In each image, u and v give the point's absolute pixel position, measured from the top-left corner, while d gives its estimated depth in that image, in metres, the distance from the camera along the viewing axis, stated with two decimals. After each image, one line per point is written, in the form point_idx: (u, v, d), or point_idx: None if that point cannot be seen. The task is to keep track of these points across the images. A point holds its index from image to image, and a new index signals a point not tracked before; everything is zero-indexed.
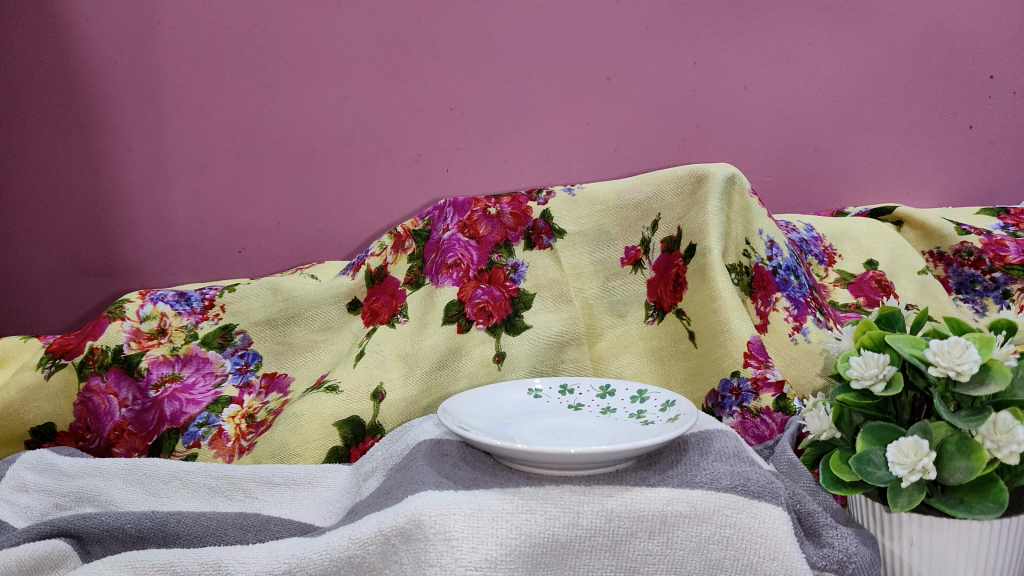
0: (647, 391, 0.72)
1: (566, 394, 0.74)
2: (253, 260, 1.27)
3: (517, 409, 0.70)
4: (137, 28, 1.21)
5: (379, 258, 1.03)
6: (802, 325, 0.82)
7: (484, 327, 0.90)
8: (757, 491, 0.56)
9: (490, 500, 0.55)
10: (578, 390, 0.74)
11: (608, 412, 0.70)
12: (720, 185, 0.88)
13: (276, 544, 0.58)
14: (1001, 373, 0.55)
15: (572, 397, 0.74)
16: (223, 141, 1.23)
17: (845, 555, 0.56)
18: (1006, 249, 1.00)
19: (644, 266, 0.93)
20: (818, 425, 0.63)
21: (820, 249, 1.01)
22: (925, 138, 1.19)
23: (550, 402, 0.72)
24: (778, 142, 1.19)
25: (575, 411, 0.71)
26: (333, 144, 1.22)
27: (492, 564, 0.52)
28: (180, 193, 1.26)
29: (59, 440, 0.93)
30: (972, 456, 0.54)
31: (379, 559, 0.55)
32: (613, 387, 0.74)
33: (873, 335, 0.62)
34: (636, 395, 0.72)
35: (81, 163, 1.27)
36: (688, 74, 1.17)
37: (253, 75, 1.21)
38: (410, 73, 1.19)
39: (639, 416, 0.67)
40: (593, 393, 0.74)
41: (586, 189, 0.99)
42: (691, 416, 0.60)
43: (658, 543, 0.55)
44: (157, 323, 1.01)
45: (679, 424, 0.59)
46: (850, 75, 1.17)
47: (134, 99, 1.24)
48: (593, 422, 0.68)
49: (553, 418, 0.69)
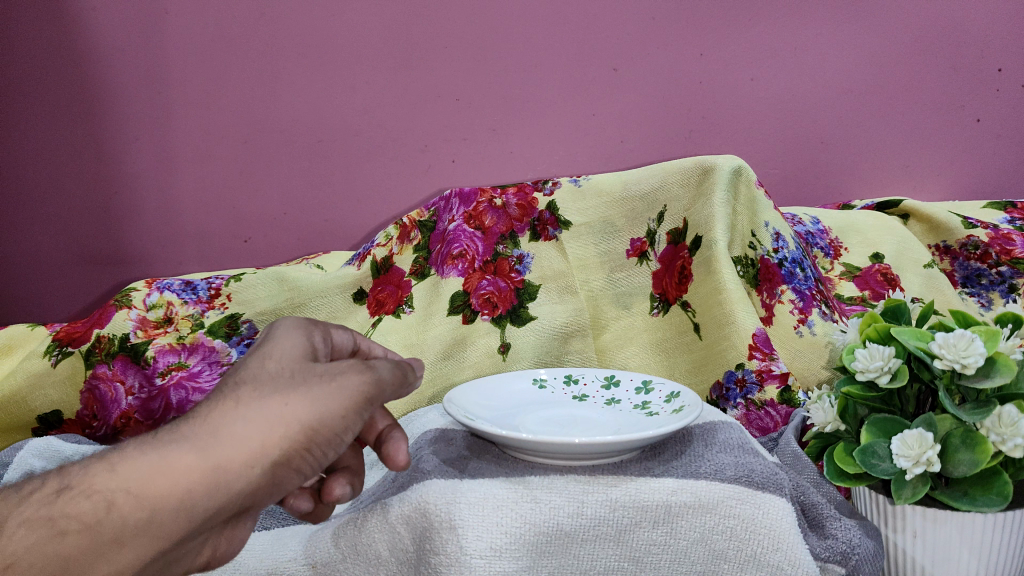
0: (652, 383, 0.72)
1: (571, 384, 0.74)
2: (259, 250, 1.28)
3: (522, 399, 0.71)
4: (144, 18, 1.21)
5: (385, 248, 1.02)
6: (807, 318, 0.82)
7: (490, 317, 0.92)
8: (761, 482, 0.56)
9: (496, 489, 0.56)
10: (582, 381, 0.75)
11: (612, 403, 0.70)
12: (726, 177, 0.87)
13: (283, 536, 0.61)
14: (1007, 366, 0.55)
15: (577, 387, 0.74)
16: (229, 132, 1.23)
17: (848, 547, 0.56)
18: (1012, 243, 0.99)
19: (649, 258, 0.93)
20: (823, 417, 0.64)
21: (826, 242, 1.01)
22: (932, 132, 1.18)
23: (555, 392, 0.73)
24: (785, 135, 1.19)
25: (580, 401, 0.71)
26: (339, 135, 1.22)
27: (497, 552, 0.53)
28: (186, 183, 1.26)
29: (66, 427, 0.95)
30: (976, 449, 0.54)
31: (385, 548, 0.55)
32: (618, 378, 0.74)
33: (879, 328, 0.62)
34: (641, 386, 0.72)
35: (86, 154, 1.28)
36: (694, 68, 1.17)
37: (259, 66, 1.21)
38: (416, 64, 1.19)
39: (644, 407, 0.68)
40: (598, 384, 0.74)
41: (593, 180, 0.99)
42: (696, 407, 0.60)
43: (662, 533, 0.55)
44: (163, 312, 1.01)
45: (684, 415, 0.59)
46: (859, 68, 1.16)
47: (140, 89, 1.24)
48: (597, 413, 0.68)
49: (556, 408, 0.69)
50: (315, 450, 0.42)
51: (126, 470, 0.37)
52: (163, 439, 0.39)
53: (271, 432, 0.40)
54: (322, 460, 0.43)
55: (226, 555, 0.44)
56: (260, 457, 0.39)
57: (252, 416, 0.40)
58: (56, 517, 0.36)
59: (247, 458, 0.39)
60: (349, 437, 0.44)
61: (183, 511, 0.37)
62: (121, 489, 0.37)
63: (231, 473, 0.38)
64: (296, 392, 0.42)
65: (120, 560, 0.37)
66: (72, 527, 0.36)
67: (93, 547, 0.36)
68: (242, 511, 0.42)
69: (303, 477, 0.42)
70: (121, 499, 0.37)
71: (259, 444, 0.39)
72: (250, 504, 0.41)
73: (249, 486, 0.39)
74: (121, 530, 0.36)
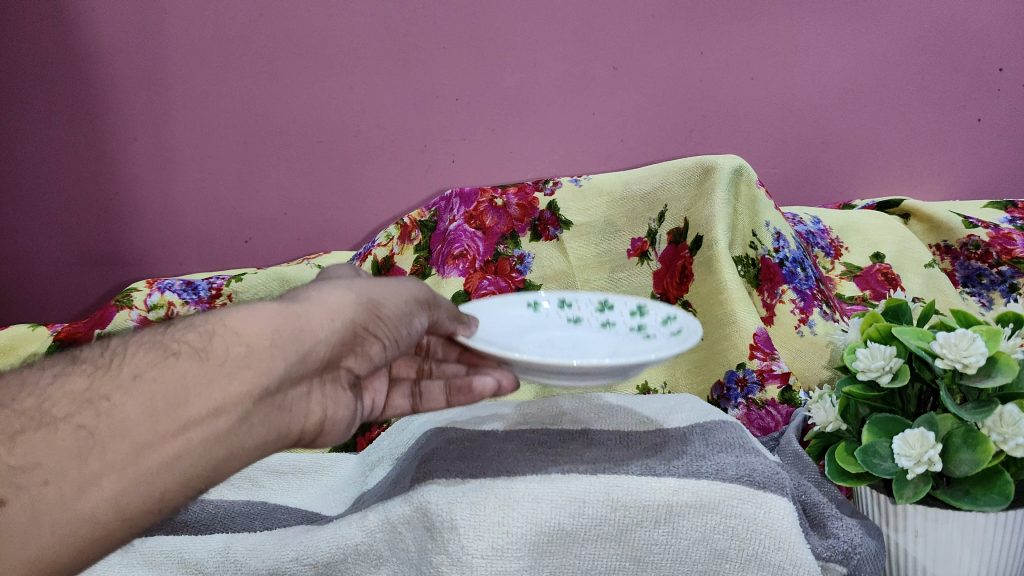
0: (647, 305, 0.71)
1: (565, 308, 0.74)
2: (260, 251, 1.31)
3: (520, 322, 0.70)
4: (138, 18, 1.20)
5: (385, 248, 1.03)
6: (808, 317, 0.81)
7: None
8: (762, 482, 0.56)
9: (497, 488, 0.56)
10: (576, 305, 0.74)
11: (608, 325, 0.71)
12: (727, 176, 0.87)
13: (284, 533, 0.61)
14: (1008, 365, 0.55)
15: (570, 311, 0.74)
16: (227, 133, 1.24)
17: (850, 546, 0.55)
18: (1014, 242, 0.99)
19: (650, 258, 0.93)
20: (824, 416, 0.63)
21: (826, 242, 1.01)
22: (933, 133, 1.18)
23: (550, 315, 0.73)
24: (786, 135, 1.19)
25: (575, 324, 0.71)
26: (339, 136, 1.23)
27: (498, 553, 0.54)
28: (187, 184, 1.27)
29: None
30: (978, 449, 0.54)
31: (386, 546, 0.57)
32: (612, 302, 0.74)
33: (880, 328, 0.62)
34: (637, 309, 0.71)
35: (84, 156, 1.28)
36: (693, 68, 1.16)
37: (256, 67, 1.20)
38: (414, 64, 1.18)
39: (640, 329, 0.68)
40: (592, 307, 0.74)
41: (592, 180, 0.99)
42: (694, 332, 0.58)
43: (663, 532, 0.55)
44: (164, 312, 1.00)
45: (684, 339, 0.57)
46: (858, 67, 1.15)
47: (136, 91, 1.23)
48: (595, 335, 0.69)
49: (551, 330, 0.69)
50: (384, 319, 0.51)
51: (224, 312, 0.46)
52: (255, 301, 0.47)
53: (344, 295, 0.49)
54: (393, 328, 0.52)
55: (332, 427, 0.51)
56: (342, 311, 0.48)
57: (328, 284, 0.50)
58: (167, 343, 0.43)
59: (329, 314, 0.48)
60: (412, 316, 0.54)
61: (282, 342, 0.45)
62: (220, 323, 0.44)
63: (318, 319, 0.47)
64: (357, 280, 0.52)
65: (235, 385, 0.42)
66: (184, 351, 0.43)
67: (203, 366, 0.42)
68: (333, 372, 0.50)
69: (379, 340, 0.51)
70: (223, 331, 0.44)
71: (337, 303, 0.49)
72: (336, 355, 0.49)
73: (337, 335, 0.48)
74: (231, 355, 0.43)
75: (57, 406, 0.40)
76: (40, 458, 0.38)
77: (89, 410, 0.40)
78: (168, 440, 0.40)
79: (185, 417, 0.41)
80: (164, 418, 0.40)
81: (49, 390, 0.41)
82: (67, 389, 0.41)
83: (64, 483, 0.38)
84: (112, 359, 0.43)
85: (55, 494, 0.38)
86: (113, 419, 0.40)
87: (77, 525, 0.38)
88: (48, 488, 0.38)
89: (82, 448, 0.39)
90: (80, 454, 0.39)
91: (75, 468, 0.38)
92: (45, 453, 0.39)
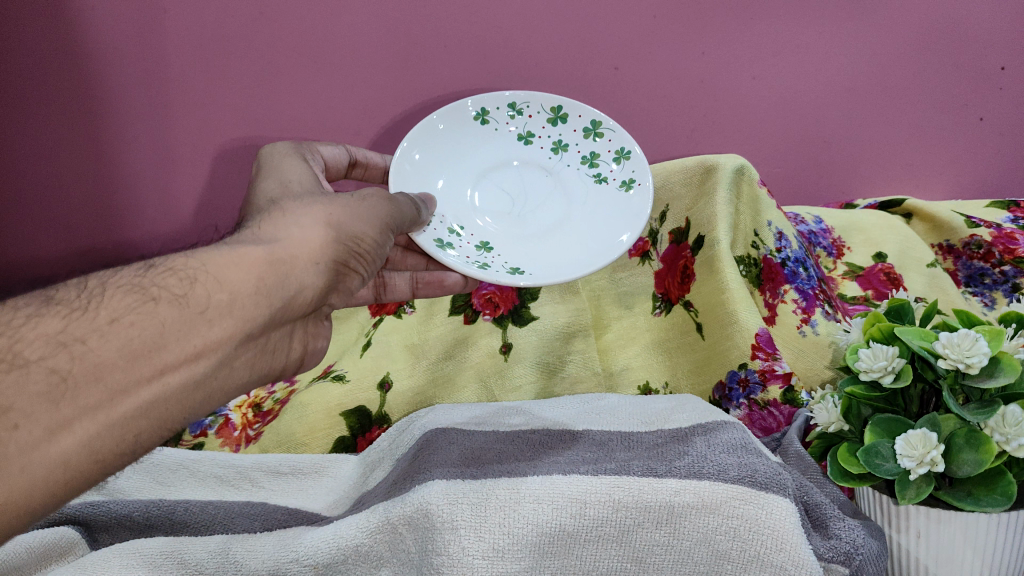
0: (599, 126, 0.92)
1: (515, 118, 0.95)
2: None
3: (477, 150, 0.94)
4: (102, 17, 1.12)
5: None
6: (810, 317, 0.82)
7: (491, 317, 0.92)
8: (763, 482, 0.55)
9: (496, 489, 0.56)
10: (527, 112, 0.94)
11: (559, 149, 0.95)
12: (728, 176, 0.87)
13: (283, 536, 0.61)
14: (1010, 366, 0.54)
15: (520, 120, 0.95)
16: (222, 133, 1.22)
17: (853, 547, 0.55)
18: (1016, 242, 0.99)
19: (651, 258, 0.95)
20: (827, 417, 0.62)
21: (828, 241, 1.01)
22: (930, 132, 1.20)
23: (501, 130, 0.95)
24: (786, 133, 1.20)
25: (527, 143, 0.95)
26: (339, 135, 1.23)
27: (499, 553, 0.54)
28: (187, 181, 1.28)
29: None
30: (980, 449, 0.54)
31: (386, 547, 0.57)
32: (564, 112, 0.93)
33: (882, 328, 0.62)
34: (590, 128, 0.93)
35: (71, 160, 1.25)
36: (695, 66, 1.13)
37: (242, 69, 1.16)
38: (409, 64, 1.16)
39: (591, 162, 0.94)
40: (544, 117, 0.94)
41: None
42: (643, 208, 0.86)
43: (665, 533, 0.55)
44: None
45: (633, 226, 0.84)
46: (862, 65, 1.12)
47: (117, 93, 1.19)
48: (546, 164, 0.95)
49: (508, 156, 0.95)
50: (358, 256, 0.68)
51: (206, 259, 0.57)
52: (236, 245, 0.59)
53: (323, 237, 0.65)
54: (372, 265, 0.71)
55: (311, 355, 0.71)
56: (321, 256, 0.64)
57: (302, 223, 0.65)
58: (147, 288, 0.54)
59: (310, 256, 0.63)
60: (382, 245, 0.71)
61: (271, 291, 0.59)
62: (202, 270, 0.56)
63: (299, 264, 0.62)
64: (331, 207, 0.67)
65: (224, 329, 0.56)
66: (162, 297, 0.54)
67: (183, 310, 0.54)
68: (316, 311, 0.69)
69: (358, 276, 0.70)
70: (203, 278, 0.56)
71: (318, 247, 0.64)
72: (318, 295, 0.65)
73: (319, 278, 0.64)
74: (209, 304, 0.55)
75: (31, 348, 0.49)
76: (13, 401, 0.47)
77: (62, 353, 0.50)
78: (143, 385, 0.51)
79: (162, 361, 0.52)
80: (143, 360, 0.51)
81: (24, 329, 0.50)
82: (41, 330, 0.50)
83: (34, 426, 0.47)
84: (91, 301, 0.53)
85: (27, 435, 0.47)
86: (87, 362, 0.50)
87: (49, 463, 0.48)
88: (20, 430, 0.47)
89: (55, 391, 0.48)
90: (50, 391, 0.48)
91: (49, 410, 0.48)
92: (17, 393, 0.47)
